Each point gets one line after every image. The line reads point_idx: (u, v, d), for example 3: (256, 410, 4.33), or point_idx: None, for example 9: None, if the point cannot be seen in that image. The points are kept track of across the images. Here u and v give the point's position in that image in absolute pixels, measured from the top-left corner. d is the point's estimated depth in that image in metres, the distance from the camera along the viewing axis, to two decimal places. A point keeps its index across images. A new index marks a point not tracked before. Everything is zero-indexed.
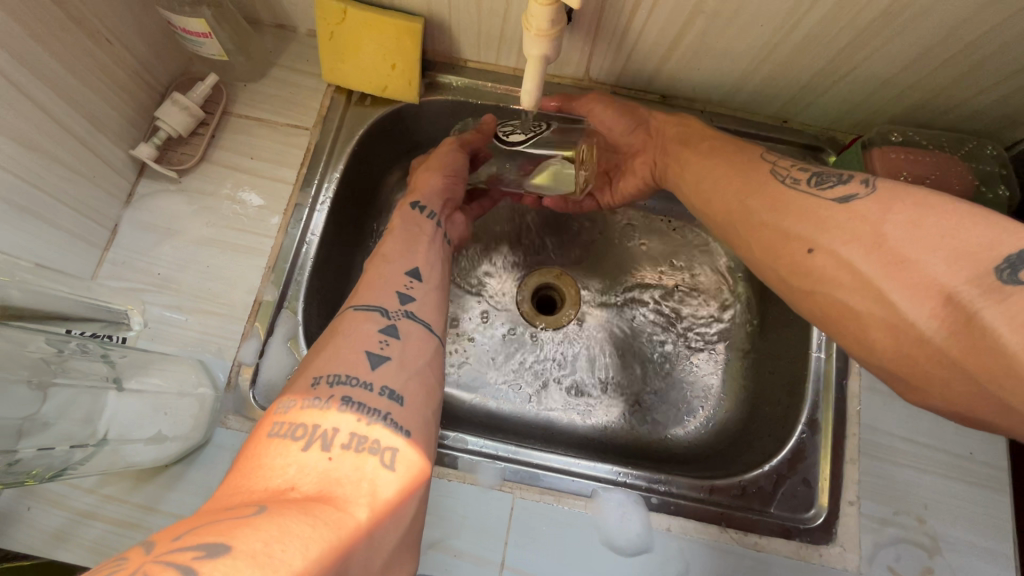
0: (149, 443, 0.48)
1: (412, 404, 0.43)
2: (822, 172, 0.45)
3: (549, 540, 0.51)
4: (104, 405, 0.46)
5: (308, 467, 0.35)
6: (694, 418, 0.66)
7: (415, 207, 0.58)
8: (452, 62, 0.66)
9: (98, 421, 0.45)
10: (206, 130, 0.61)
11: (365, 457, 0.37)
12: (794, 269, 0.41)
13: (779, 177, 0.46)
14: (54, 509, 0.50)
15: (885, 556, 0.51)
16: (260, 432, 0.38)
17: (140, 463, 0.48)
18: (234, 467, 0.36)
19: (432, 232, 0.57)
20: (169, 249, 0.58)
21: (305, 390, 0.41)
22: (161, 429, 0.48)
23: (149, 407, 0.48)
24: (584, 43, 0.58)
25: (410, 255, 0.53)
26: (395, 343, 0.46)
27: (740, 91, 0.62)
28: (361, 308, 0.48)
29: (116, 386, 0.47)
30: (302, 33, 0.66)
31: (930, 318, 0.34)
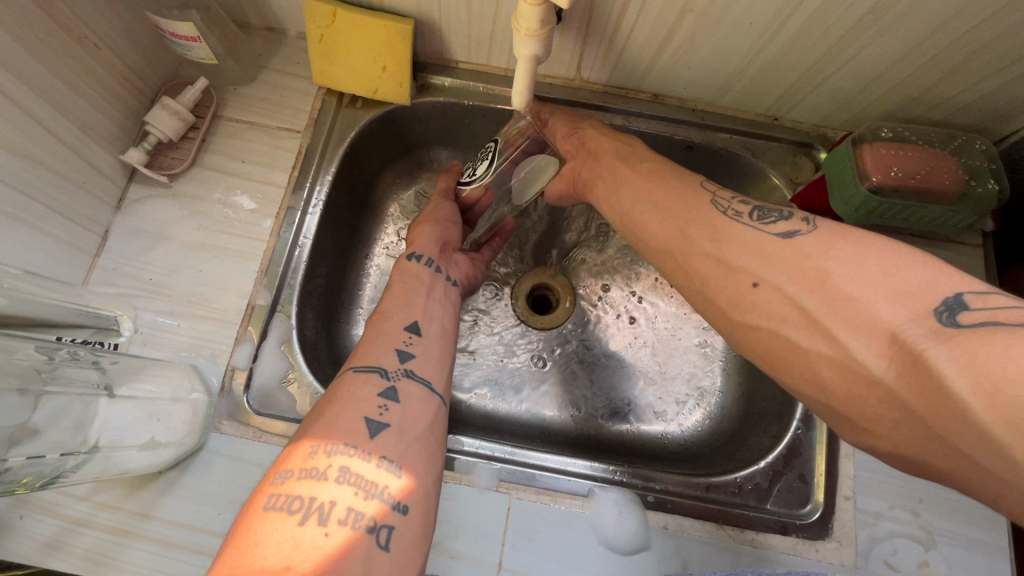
0: (143, 450, 0.47)
1: (411, 471, 0.42)
2: (763, 207, 0.45)
3: (548, 541, 0.51)
4: (95, 413, 0.45)
5: (303, 547, 0.34)
6: (690, 416, 0.66)
7: (412, 257, 0.59)
8: (443, 63, 0.66)
9: (88, 429, 0.45)
10: (196, 134, 0.61)
11: (360, 536, 0.36)
12: (737, 302, 0.41)
13: (721, 208, 0.47)
14: (47, 517, 0.49)
15: (881, 551, 0.51)
16: (254, 504, 0.38)
17: (134, 470, 0.48)
18: (228, 541, 0.35)
19: (431, 282, 0.57)
20: (160, 254, 0.58)
21: (304, 456, 0.40)
22: (155, 434, 0.48)
23: (142, 413, 0.48)
24: (575, 43, 0.59)
25: (408, 309, 0.53)
26: (394, 408, 0.45)
27: (731, 89, 0.62)
28: (360, 370, 0.48)
29: (107, 393, 0.46)
30: (293, 36, 0.66)
31: (878, 359, 0.33)
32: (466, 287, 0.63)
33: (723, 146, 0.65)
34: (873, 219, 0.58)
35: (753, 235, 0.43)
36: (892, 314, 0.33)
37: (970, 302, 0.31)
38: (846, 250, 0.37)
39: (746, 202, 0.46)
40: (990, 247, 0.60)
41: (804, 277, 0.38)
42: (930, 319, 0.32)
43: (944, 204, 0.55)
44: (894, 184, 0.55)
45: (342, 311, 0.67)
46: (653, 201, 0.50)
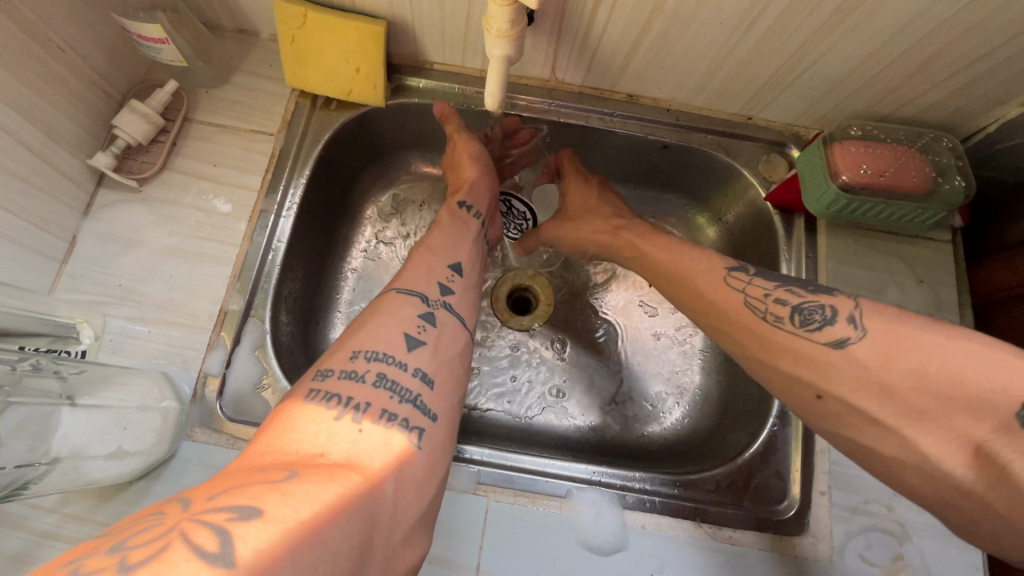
0: (109, 460, 0.46)
1: (442, 388, 0.43)
2: (800, 306, 0.46)
3: (525, 543, 0.51)
4: (57, 423, 0.43)
5: (339, 437, 0.35)
6: (670, 415, 0.66)
7: (462, 206, 0.60)
8: (418, 65, 0.66)
9: (50, 439, 0.43)
10: (166, 138, 0.60)
11: (392, 433, 0.38)
12: (808, 410, 0.43)
13: (759, 313, 0.47)
14: (13, 530, 0.48)
15: (856, 545, 0.52)
16: (293, 396, 0.39)
17: (102, 480, 0.47)
18: (266, 427, 0.37)
19: (475, 229, 0.59)
20: (130, 260, 0.57)
21: (343, 362, 0.42)
22: (122, 444, 0.47)
23: (108, 422, 0.46)
24: (548, 44, 0.59)
25: (452, 251, 0.54)
26: (431, 330, 0.46)
27: (705, 89, 0.62)
28: (402, 292, 0.48)
29: (69, 403, 0.45)
30: (265, 37, 0.65)
31: (964, 468, 0.34)
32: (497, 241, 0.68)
33: (698, 146, 0.66)
34: (843, 216, 0.59)
35: (795, 339, 0.44)
36: (972, 424, 0.34)
37: None
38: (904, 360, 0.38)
39: (783, 302, 0.47)
40: (958, 243, 0.61)
41: (866, 388, 0.39)
42: (1010, 425, 0.33)
43: (913, 201, 0.56)
44: (865, 181, 0.56)
45: (318, 314, 0.66)
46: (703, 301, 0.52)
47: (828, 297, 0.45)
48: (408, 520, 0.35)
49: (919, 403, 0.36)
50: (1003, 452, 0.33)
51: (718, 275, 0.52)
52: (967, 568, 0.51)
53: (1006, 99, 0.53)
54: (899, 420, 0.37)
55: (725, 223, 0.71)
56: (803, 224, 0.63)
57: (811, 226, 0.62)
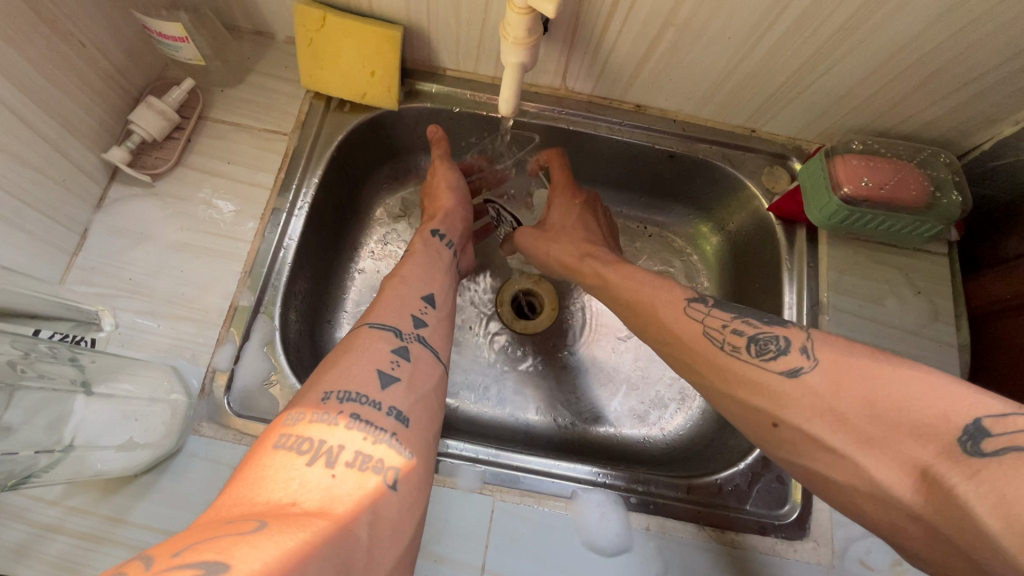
0: (119, 451, 0.46)
1: (416, 426, 0.43)
2: (756, 336, 0.46)
3: (530, 544, 0.51)
4: (72, 411, 0.43)
5: (312, 484, 0.35)
6: (673, 419, 0.67)
7: (434, 235, 0.61)
8: (431, 70, 0.67)
9: (63, 427, 0.43)
10: (180, 135, 0.61)
11: (367, 475, 0.37)
12: (764, 436, 0.42)
13: (717, 344, 0.47)
14: (17, 522, 0.48)
15: (857, 550, 0.52)
16: (265, 441, 0.39)
17: (107, 472, 0.46)
18: (236, 476, 0.36)
19: (447, 261, 0.60)
20: (141, 254, 0.57)
21: (315, 404, 0.41)
22: (133, 435, 0.47)
23: (119, 413, 0.46)
24: (560, 53, 0.60)
25: (426, 281, 0.55)
26: (406, 365, 0.47)
27: (711, 101, 0.64)
28: (375, 327, 0.49)
29: (84, 392, 0.45)
30: (281, 39, 0.67)
31: (912, 493, 0.34)
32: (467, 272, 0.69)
33: (704, 156, 0.67)
34: (844, 226, 0.60)
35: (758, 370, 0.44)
36: (921, 441, 0.34)
37: (990, 427, 0.33)
38: (853, 383, 0.38)
39: (739, 333, 0.47)
40: (955, 255, 0.63)
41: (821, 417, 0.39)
42: (954, 451, 0.33)
43: (913, 213, 0.58)
44: (866, 193, 0.57)
45: (326, 313, 0.67)
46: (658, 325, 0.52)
47: (781, 328, 0.46)
48: (384, 566, 0.35)
49: (871, 425, 0.37)
50: (948, 475, 0.33)
51: (678, 305, 0.51)
52: None
53: (1001, 118, 0.55)
54: (853, 446, 0.37)
55: (728, 232, 0.73)
56: (804, 235, 0.64)
57: (813, 236, 0.64)
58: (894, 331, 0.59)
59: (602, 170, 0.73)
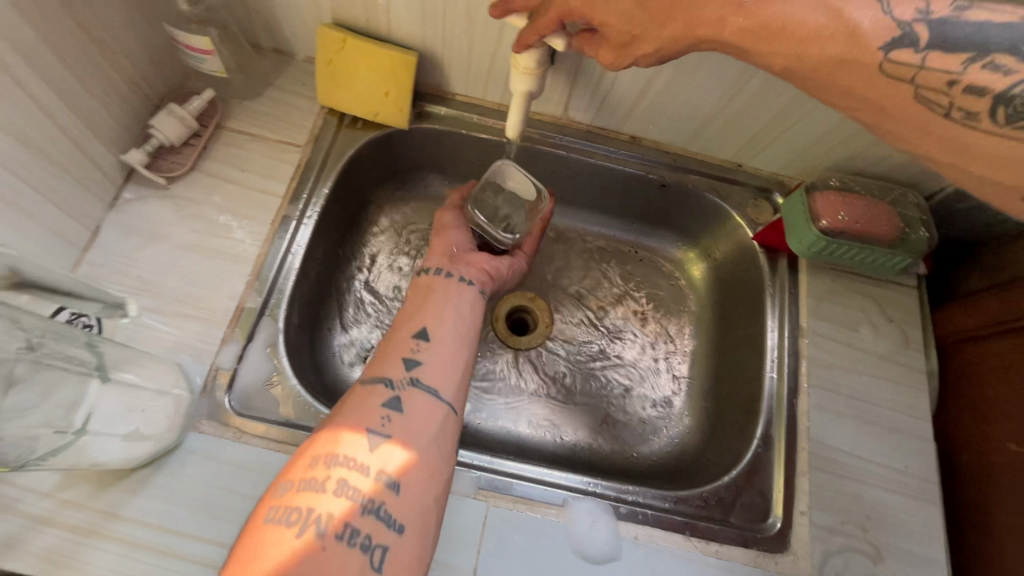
0: (124, 441, 0.46)
1: (408, 490, 0.44)
2: (1011, 90, 0.35)
3: (521, 550, 0.52)
4: (85, 396, 0.44)
5: (299, 562, 0.38)
6: (660, 436, 0.69)
7: (423, 273, 0.63)
8: (441, 95, 0.71)
9: (76, 411, 0.43)
10: (197, 141, 0.63)
11: (353, 551, 0.40)
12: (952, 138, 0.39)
13: (939, 109, 0.37)
14: (7, 514, 0.48)
15: (835, 564, 0.54)
16: (260, 511, 0.41)
17: (109, 460, 0.46)
18: (236, 546, 0.40)
19: (439, 287, 0.61)
20: (151, 253, 0.59)
21: (305, 470, 0.43)
22: (139, 426, 0.47)
23: (127, 404, 0.47)
24: (564, 84, 0.65)
25: (416, 321, 0.56)
26: (396, 419, 0.48)
27: (701, 136, 0.69)
28: (368, 381, 0.51)
29: (100, 376, 0.45)
30: (300, 59, 0.70)
31: None
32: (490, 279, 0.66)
33: (693, 186, 0.72)
34: (823, 257, 0.65)
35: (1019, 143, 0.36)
36: None
37: None
38: None
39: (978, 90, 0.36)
40: (924, 288, 0.67)
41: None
42: None
43: (885, 246, 0.63)
44: (842, 226, 0.62)
45: (327, 321, 0.68)
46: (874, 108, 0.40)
47: None
48: None
49: None
50: None
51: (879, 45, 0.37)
52: None
53: None
54: None
55: (714, 260, 0.77)
56: (786, 264, 0.68)
57: (794, 264, 0.68)
58: (867, 356, 0.63)
59: (597, 197, 0.77)
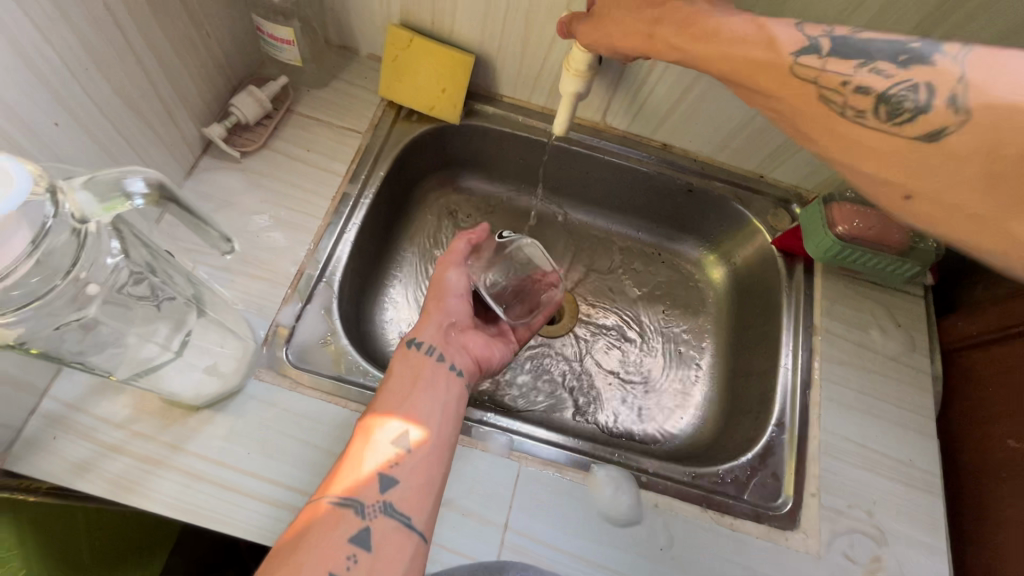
0: (205, 373, 0.50)
1: None
2: (888, 91, 0.37)
3: (549, 507, 0.56)
4: (186, 323, 0.48)
5: None
6: (676, 424, 0.73)
7: (412, 344, 0.57)
8: (490, 96, 0.77)
9: (178, 335, 0.47)
10: (270, 122, 0.69)
11: None
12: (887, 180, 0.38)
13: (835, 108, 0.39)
14: (82, 440, 0.53)
15: (841, 543, 0.58)
16: None
17: (190, 389, 0.50)
18: None
19: (428, 373, 0.55)
20: (223, 217, 0.64)
21: None
22: (218, 362, 0.52)
23: (213, 339, 0.51)
24: (606, 91, 0.71)
25: (401, 417, 0.51)
26: (365, 557, 0.43)
27: (728, 146, 0.75)
28: (338, 501, 0.46)
29: (200, 309, 0.49)
30: (363, 55, 0.77)
31: None
32: (477, 368, 0.61)
33: (717, 193, 0.77)
34: (837, 261, 0.70)
35: (876, 134, 0.38)
36: None
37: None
38: None
39: (865, 89, 0.38)
40: (930, 298, 0.72)
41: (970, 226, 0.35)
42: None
43: (896, 254, 0.68)
44: (856, 233, 0.67)
45: (372, 296, 0.73)
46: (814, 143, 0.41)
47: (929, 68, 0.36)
48: None
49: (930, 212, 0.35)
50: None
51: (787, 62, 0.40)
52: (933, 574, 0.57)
53: None
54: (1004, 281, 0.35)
55: (734, 264, 0.82)
56: (802, 270, 0.73)
57: (809, 269, 0.73)
58: (876, 356, 0.67)
59: (626, 199, 0.83)
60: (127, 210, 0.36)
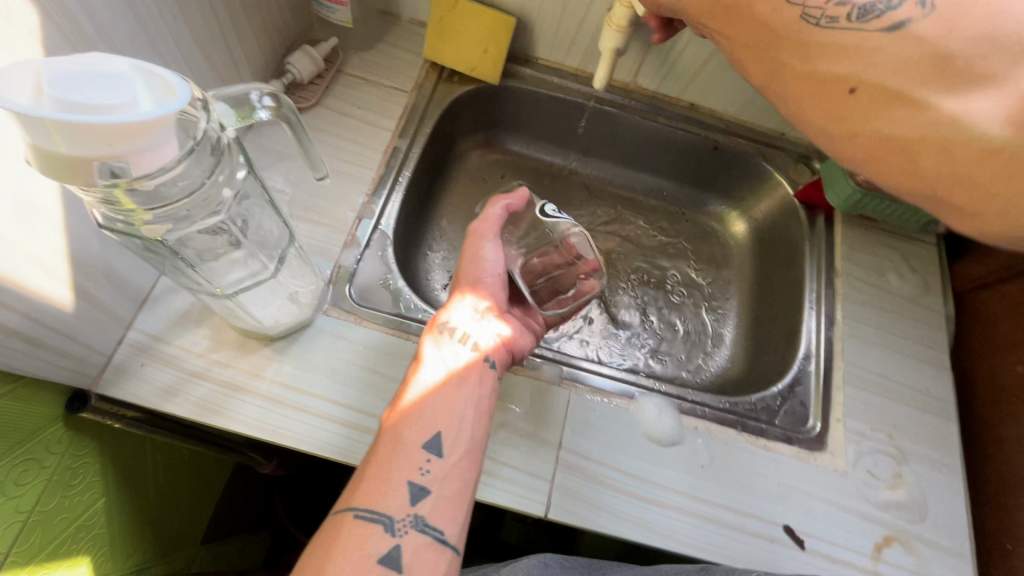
0: (288, 299, 0.57)
1: None
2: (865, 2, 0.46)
3: (599, 428, 0.60)
4: (280, 253, 0.55)
5: None
6: (705, 366, 0.78)
7: (440, 326, 0.54)
8: (526, 59, 0.81)
9: (274, 261, 0.54)
10: (322, 81, 0.73)
11: None
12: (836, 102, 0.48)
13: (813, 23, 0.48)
14: (167, 368, 0.57)
15: (866, 462, 0.62)
16: None
17: (272, 316, 0.55)
18: None
19: (461, 369, 0.52)
20: (283, 168, 0.68)
21: None
22: (298, 292, 0.58)
23: (297, 273, 0.58)
24: (639, 51, 0.75)
25: (431, 421, 0.48)
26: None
27: (753, 104, 0.79)
28: (365, 514, 0.42)
29: (292, 246, 0.56)
30: (405, 20, 0.81)
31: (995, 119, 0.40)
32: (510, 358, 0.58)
33: (742, 150, 0.82)
34: (857, 210, 0.74)
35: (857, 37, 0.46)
36: None
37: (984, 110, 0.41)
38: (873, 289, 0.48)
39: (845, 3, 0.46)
40: (943, 246, 0.77)
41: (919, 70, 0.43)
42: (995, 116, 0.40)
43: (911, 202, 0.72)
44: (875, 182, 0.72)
45: (418, 248, 0.77)
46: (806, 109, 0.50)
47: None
48: None
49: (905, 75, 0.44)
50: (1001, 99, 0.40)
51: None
52: (949, 489, 0.62)
53: None
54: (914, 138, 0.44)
55: (756, 219, 0.86)
56: (822, 220, 0.78)
57: (830, 219, 0.77)
58: (894, 297, 0.72)
59: (654, 159, 0.87)
60: (253, 121, 0.43)
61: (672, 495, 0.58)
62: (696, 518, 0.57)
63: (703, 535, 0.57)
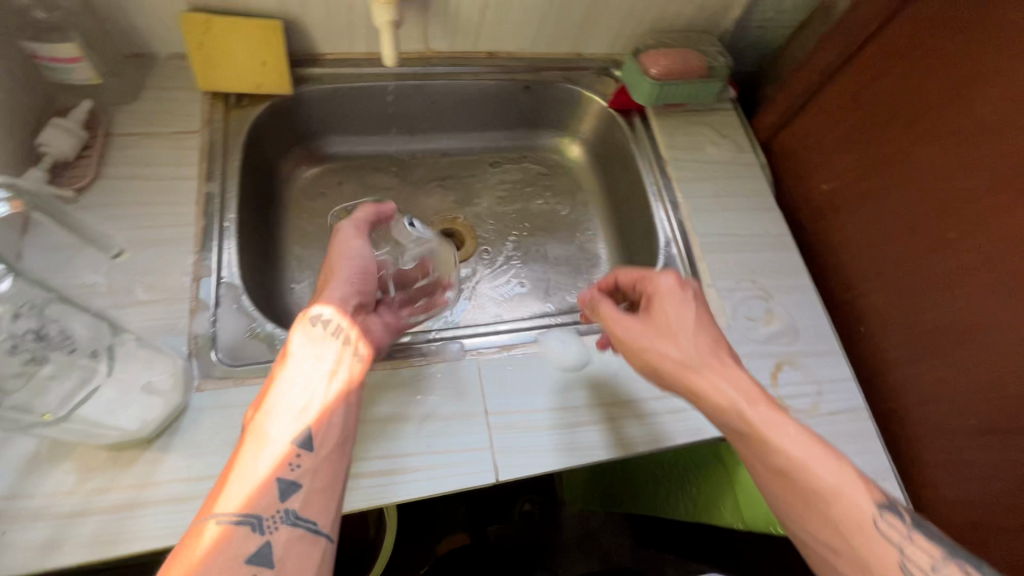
0: (143, 391, 0.52)
1: None
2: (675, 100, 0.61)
3: (514, 380, 0.62)
4: (105, 351, 0.51)
5: None
6: (591, 285, 0.83)
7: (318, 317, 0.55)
8: (312, 58, 0.77)
9: (101, 360, 0.51)
10: (92, 151, 0.64)
11: None
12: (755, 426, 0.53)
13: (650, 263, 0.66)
14: (35, 523, 0.49)
15: (740, 311, 0.71)
16: None
17: (133, 414, 0.51)
18: None
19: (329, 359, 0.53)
20: (85, 259, 0.60)
21: None
22: (152, 379, 0.53)
23: (143, 362, 0.53)
24: (418, 17, 0.75)
25: (303, 416, 0.49)
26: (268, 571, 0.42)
27: (542, 36, 0.82)
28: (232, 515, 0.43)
29: (119, 337, 0.53)
30: (163, 57, 0.73)
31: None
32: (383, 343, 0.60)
33: (550, 81, 0.85)
34: (662, 101, 0.81)
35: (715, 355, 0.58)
36: None
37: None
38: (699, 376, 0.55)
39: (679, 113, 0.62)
40: (738, 107, 0.87)
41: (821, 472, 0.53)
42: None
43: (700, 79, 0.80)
44: (666, 72, 0.79)
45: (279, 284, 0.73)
46: (629, 317, 0.59)
47: None
48: None
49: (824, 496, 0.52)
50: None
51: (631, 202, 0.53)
52: (806, 305, 0.73)
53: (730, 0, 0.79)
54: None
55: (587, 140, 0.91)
56: (638, 121, 0.84)
57: (645, 118, 0.84)
58: (716, 165, 0.81)
59: (477, 115, 0.88)
60: None
61: (579, 412, 0.61)
62: (605, 420, 0.61)
63: (614, 430, 0.61)
